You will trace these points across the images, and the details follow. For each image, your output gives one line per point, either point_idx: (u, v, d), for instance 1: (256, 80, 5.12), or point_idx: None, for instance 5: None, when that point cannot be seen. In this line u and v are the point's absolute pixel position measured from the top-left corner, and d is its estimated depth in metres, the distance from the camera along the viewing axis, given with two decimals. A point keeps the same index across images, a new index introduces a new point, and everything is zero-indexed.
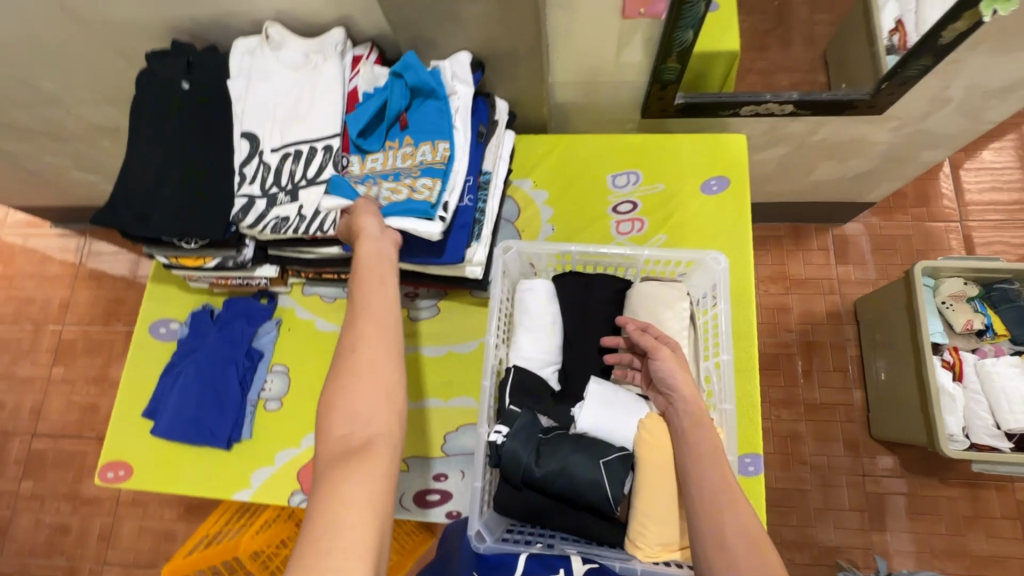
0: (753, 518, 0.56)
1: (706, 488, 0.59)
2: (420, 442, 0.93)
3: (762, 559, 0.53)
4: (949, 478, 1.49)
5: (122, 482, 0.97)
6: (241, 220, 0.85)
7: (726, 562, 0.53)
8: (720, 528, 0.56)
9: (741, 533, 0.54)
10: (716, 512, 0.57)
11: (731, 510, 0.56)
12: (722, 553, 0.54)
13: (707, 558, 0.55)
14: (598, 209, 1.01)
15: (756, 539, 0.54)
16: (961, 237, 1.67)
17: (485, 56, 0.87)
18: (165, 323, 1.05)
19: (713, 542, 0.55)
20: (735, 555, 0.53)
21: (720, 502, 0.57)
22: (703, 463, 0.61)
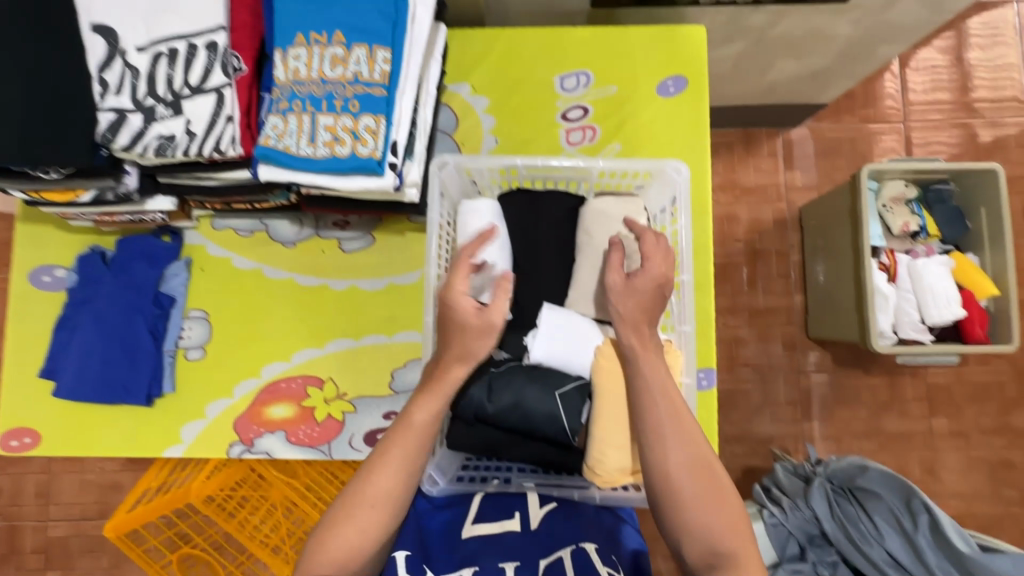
0: (701, 447, 0.56)
1: (653, 422, 0.57)
2: (366, 382, 0.88)
3: (709, 486, 0.54)
4: (871, 368, 1.61)
5: (30, 450, 0.87)
6: (111, 140, 0.69)
7: (675, 494, 0.54)
8: (669, 462, 0.56)
9: (686, 464, 0.55)
10: (662, 447, 0.56)
11: (679, 444, 0.56)
12: (672, 485, 0.55)
13: (657, 490, 0.56)
14: (547, 117, 0.91)
15: (703, 468, 0.55)
16: (903, 138, 1.68)
17: None
18: (49, 271, 0.89)
19: (662, 477, 0.55)
20: (685, 486, 0.54)
21: (669, 435, 0.56)
22: (652, 395, 0.58)
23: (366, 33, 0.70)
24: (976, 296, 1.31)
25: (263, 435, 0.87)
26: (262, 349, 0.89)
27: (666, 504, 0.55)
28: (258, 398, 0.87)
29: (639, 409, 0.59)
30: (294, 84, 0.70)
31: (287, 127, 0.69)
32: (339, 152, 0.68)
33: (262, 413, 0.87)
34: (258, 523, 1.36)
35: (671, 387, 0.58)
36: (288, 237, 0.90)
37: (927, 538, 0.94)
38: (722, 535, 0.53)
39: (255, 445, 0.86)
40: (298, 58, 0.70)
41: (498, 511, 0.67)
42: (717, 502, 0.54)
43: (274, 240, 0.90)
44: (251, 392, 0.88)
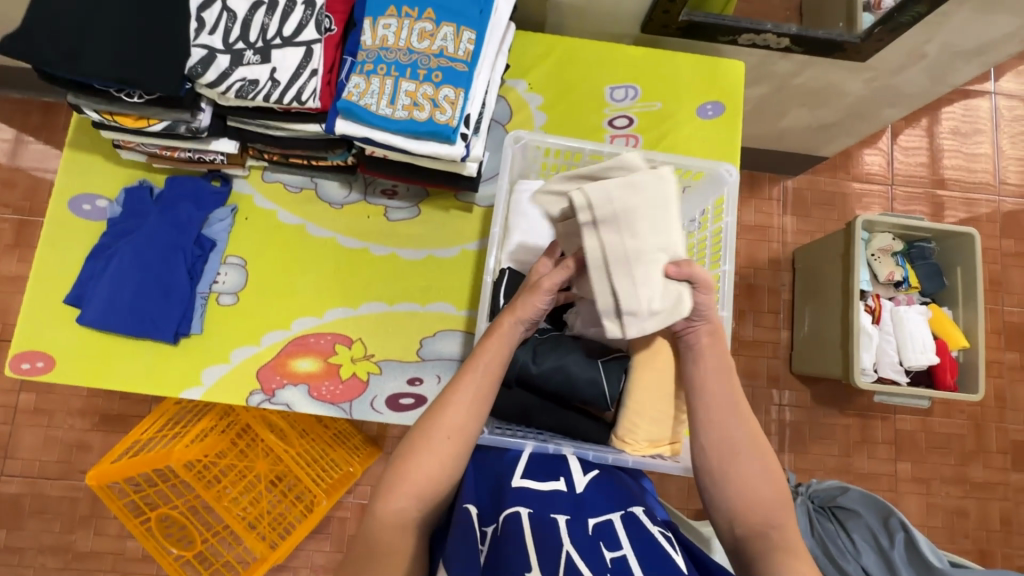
0: (754, 425, 0.61)
1: (716, 402, 0.61)
2: (395, 346, 0.90)
3: (761, 463, 0.60)
4: (846, 409, 1.70)
5: (40, 376, 0.85)
6: (199, 75, 0.72)
7: (736, 465, 0.59)
8: (730, 439, 0.60)
9: (747, 436, 0.61)
10: (724, 423, 0.61)
11: (738, 422, 0.61)
12: (732, 460, 0.60)
13: (716, 464, 0.60)
14: (595, 121, 0.98)
15: (758, 445, 0.61)
16: (888, 200, 1.82)
17: None
18: (90, 200, 0.89)
19: (726, 453, 0.60)
20: (744, 461, 0.60)
21: (727, 414, 0.61)
22: (714, 377, 0.62)
23: (454, 15, 0.75)
24: (949, 345, 1.41)
25: (285, 387, 0.87)
26: (294, 303, 0.90)
27: (729, 478, 0.60)
28: (285, 349, 0.88)
29: (703, 390, 0.62)
30: (382, 50, 0.75)
31: (370, 87, 0.74)
32: (417, 117, 0.73)
33: (287, 365, 0.88)
34: (237, 495, 1.32)
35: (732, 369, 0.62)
36: (336, 198, 0.93)
37: (902, 555, 1.00)
38: (773, 510, 0.58)
39: (275, 396, 0.87)
40: (389, 27, 0.75)
41: (543, 473, 0.63)
42: (767, 474, 0.59)
43: (322, 200, 0.93)
44: (279, 342, 0.88)
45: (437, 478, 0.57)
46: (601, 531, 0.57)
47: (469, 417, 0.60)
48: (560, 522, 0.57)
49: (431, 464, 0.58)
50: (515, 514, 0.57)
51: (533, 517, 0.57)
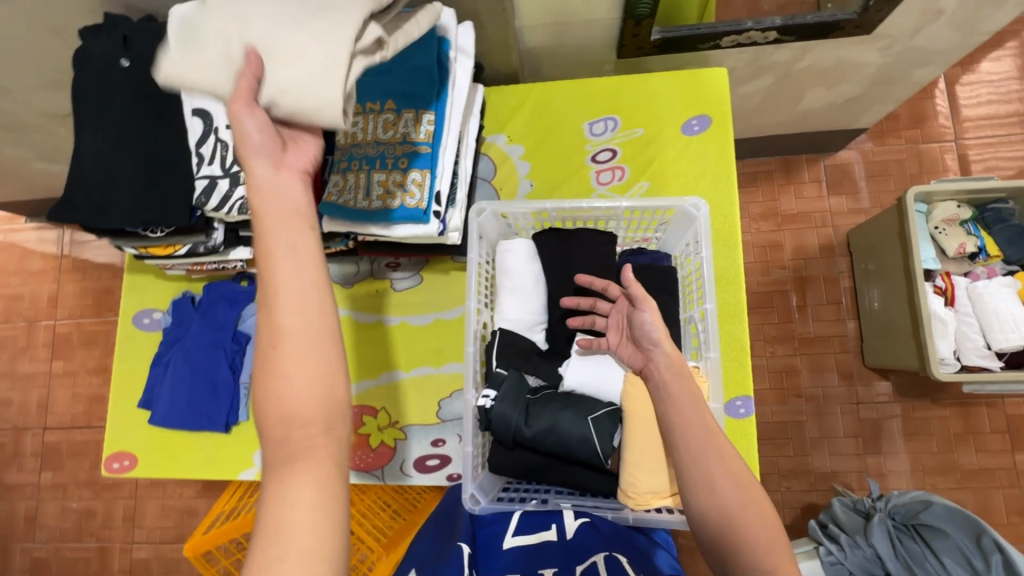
0: (739, 462, 0.59)
1: (692, 441, 0.60)
2: (415, 410, 0.94)
3: (748, 504, 0.57)
4: (940, 399, 1.52)
5: (128, 472, 0.99)
6: (204, 203, 0.82)
7: (716, 509, 0.57)
8: (711, 477, 0.58)
9: (729, 477, 0.58)
10: (702, 461, 0.59)
11: (717, 459, 0.59)
12: (717, 501, 0.57)
13: (701, 508, 0.58)
14: (578, 160, 0.98)
15: (744, 484, 0.58)
16: (956, 157, 1.62)
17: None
18: (148, 314, 1.04)
19: (708, 492, 0.58)
20: (727, 501, 0.57)
21: (706, 452, 0.59)
22: (686, 416, 0.62)
23: (414, 99, 0.80)
24: None
25: None
26: None
27: (707, 521, 0.57)
28: None
29: (677, 431, 0.62)
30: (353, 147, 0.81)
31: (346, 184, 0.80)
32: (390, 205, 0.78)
33: None
34: None
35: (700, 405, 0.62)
36: (346, 279, 1.00)
37: None
38: (763, 554, 0.54)
39: None
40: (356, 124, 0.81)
41: (536, 524, 0.70)
42: (753, 516, 0.56)
43: (334, 282, 1.00)
44: None
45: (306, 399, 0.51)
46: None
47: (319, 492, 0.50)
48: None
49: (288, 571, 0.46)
50: None
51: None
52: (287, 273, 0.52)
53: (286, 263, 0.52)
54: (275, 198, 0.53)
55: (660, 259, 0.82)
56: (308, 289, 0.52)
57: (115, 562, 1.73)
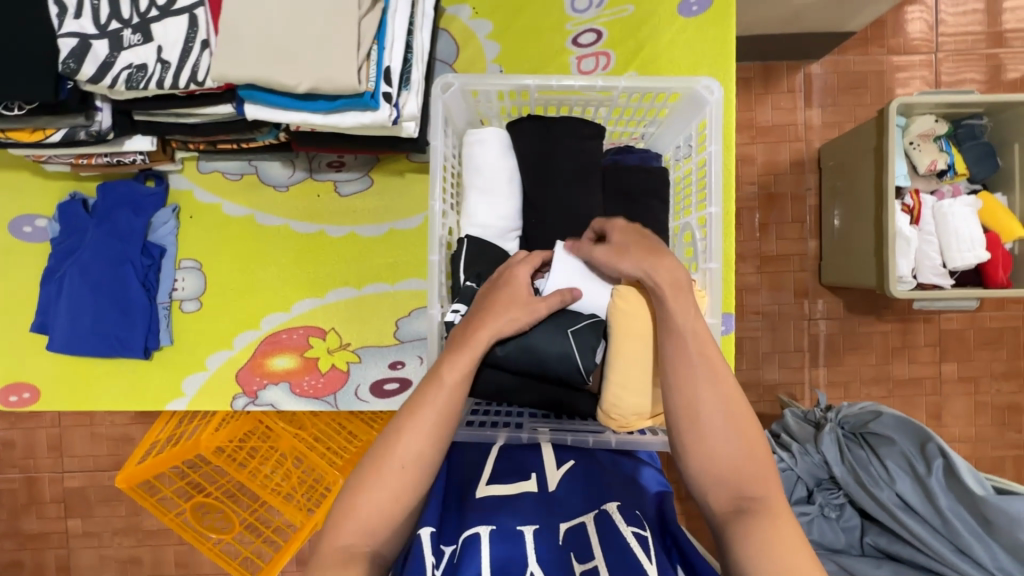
0: (731, 387, 0.54)
1: (681, 366, 0.54)
2: (370, 331, 0.85)
3: (732, 431, 0.52)
4: (884, 315, 1.58)
5: (31, 406, 0.85)
6: (76, 70, 0.62)
7: (699, 432, 0.52)
8: (696, 402, 0.53)
9: (718, 400, 0.53)
10: (691, 387, 0.53)
11: (707, 381, 0.53)
12: (702, 425, 0.52)
13: (681, 432, 0.53)
14: (556, 42, 0.83)
15: (734, 407, 0.53)
16: (932, 70, 1.56)
17: None
18: (29, 221, 0.84)
19: (690, 419, 0.53)
20: (713, 425, 0.52)
21: (695, 376, 0.54)
22: (674, 337, 0.55)
23: None
24: (1000, 238, 1.25)
25: (266, 387, 0.85)
26: (258, 299, 0.85)
27: (688, 445, 0.53)
28: (259, 349, 0.85)
29: (668, 354, 0.55)
30: None
31: None
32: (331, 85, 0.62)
33: (264, 364, 0.85)
34: (269, 474, 1.36)
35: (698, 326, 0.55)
36: (280, 180, 0.85)
37: (940, 481, 0.94)
38: (747, 482, 0.51)
39: (259, 398, 0.85)
40: None
41: (513, 471, 0.58)
42: (740, 441, 0.52)
43: (264, 184, 0.84)
44: (251, 343, 0.85)
45: (404, 507, 0.50)
46: (572, 540, 0.50)
47: (427, 443, 0.52)
48: (528, 533, 0.50)
49: (385, 499, 0.49)
50: (473, 536, 0.50)
51: (495, 533, 0.50)
52: (436, 413, 0.53)
53: (451, 404, 0.54)
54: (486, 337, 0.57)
55: (649, 159, 0.72)
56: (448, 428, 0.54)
57: (46, 492, 1.63)
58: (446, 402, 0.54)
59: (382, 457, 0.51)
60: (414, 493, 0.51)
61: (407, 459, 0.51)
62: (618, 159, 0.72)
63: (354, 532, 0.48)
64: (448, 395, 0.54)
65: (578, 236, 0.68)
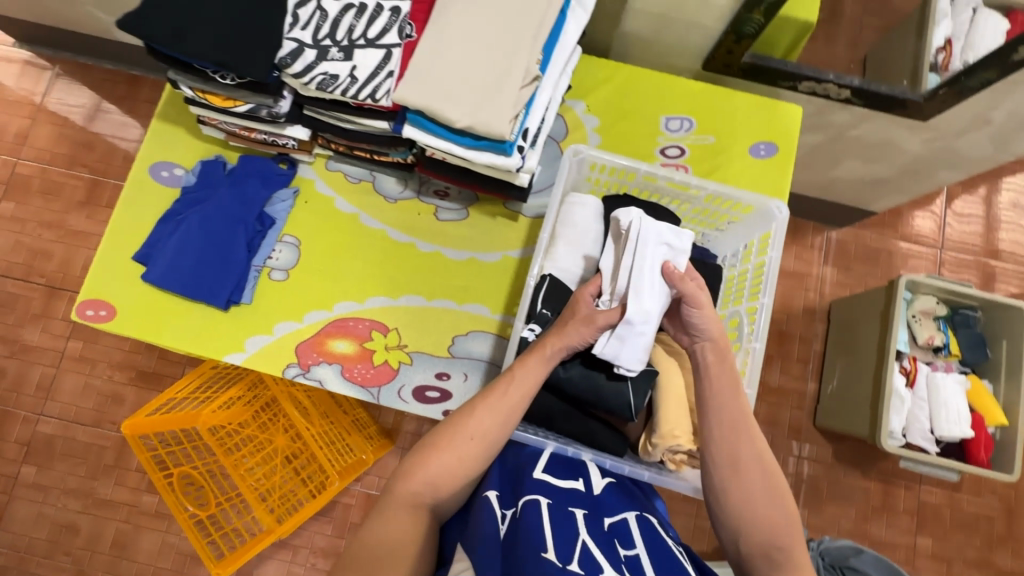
0: (766, 448, 0.62)
1: (727, 420, 0.63)
2: (428, 339, 0.93)
3: (768, 484, 0.60)
4: (869, 471, 1.65)
5: (102, 323, 0.91)
6: (287, 65, 0.78)
7: (739, 481, 0.60)
8: (736, 454, 0.61)
9: (756, 457, 0.61)
10: (734, 440, 0.62)
11: (746, 439, 0.62)
12: (741, 475, 0.60)
13: (723, 480, 0.61)
14: (647, 148, 1.00)
15: (769, 466, 0.61)
16: (935, 263, 1.78)
17: None
18: (168, 167, 0.97)
19: (731, 468, 0.61)
20: (751, 477, 0.60)
21: (737, 431, 0.62)
22: (723, 395, 0.64)
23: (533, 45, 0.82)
24: (985, 420, 1.36)
25: (319, 364, 0.91)
26: (339, 286, 0.95)
27: (727, 491, 0.61)
28: (324, 329, 0.93)
29: (712, 410, 0.64)
30: None
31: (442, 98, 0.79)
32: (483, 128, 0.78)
33: (325, 344, 0.92)
34: (254, 467, 1.36)
35: (737, 387, 0.63)
36: (390, 192, 0.98)
37: None
38: (779, 534, 0.58)
39: (310, 371, 0.91)
40: None
41: (564, 471, 0.65)
42: (774, 496, 0.59)
43: (376, 193, 0.98)
44: (319, 322, 0.93)
45: (466, 472, 0.60)
46: (616, 530, 0.59)
47: (495, 423, 0.62)
48: (578, 515, 0.58)
49: (452, 459, 0.60)
50: (534, 503, 0.57)
51: (552, 506, 0.58)
52: (507, 405, 0.63)
53: (520, 401, 0.63)
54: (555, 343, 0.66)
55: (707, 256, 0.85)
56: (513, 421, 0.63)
57: (15, 430, 1.59)
58: (517, 396, 0.63)
59: (456, 429, 0.61)
60: (475, 466, 0.60)
61: (477, 434, 0.61)
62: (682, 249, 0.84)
63: (424, 484, 0.59)
64: (520, 390, 0.63)
65: None
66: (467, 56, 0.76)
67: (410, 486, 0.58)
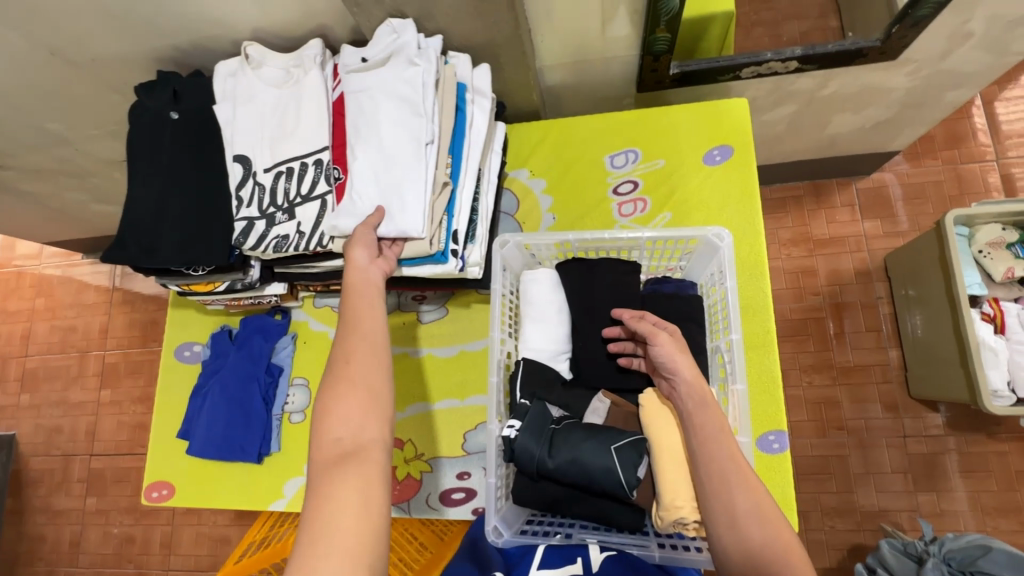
0: (767, 499, 0.57)
1: (716, 472, 0.59)
2: (441, 443, 0.95)
3: (778, 541, 0.54)
4: (997, 433, 1.42)
5: (166, 501, 1.02)
6: (242, 243, 0.86)
7: (743, 543, 0.55)
8: (737, 512, 0.57)
9: (755, 513, 0.56)
10: (727, 494, 0.58)
11: (743, 491, 0.57)
12: (743, 535, 0.56)
13: (730, 543, 0.56)
14: (599, 193, 0.99)
15: (772, 520, 0.56)
16: (1000, 176, 1.56)
17: (490, 55, 0.88)
18: (189, 346, 1.09)
19: (731, 529, 0.57)
20: (754, 536, 0.55)
21: (732, 486, 0.58)
22: (707, 446, 0.61)
23: None
24: None
25: None
26: None
27: (733, 556, 0.56)
28: None
29: (702, 465, 0.61)
30: None
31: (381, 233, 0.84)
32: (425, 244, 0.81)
33: None
34: None
35: (726, 434, 0.61)
36: None
37: None
38: None
39: None
40: None
41: (561, 559, 0.67)
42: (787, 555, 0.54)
43: None
44: None
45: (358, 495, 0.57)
46: None
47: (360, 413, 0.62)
48: None
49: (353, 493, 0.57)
50: None
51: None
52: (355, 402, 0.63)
53: (374, 322, 0.70)
54: (358, 272, 0.74)
55: (686, 287, 0.83)
56: (375, 372, 0.65)
57: None
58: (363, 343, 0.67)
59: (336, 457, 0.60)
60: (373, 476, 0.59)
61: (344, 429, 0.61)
62: (655, 287, 0.83)
63: (337, 429, 0.61)
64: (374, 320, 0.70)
65: (627, 341, 0.77)
66: (380, 183, 0.78)
67: (329, 441, 0.61)
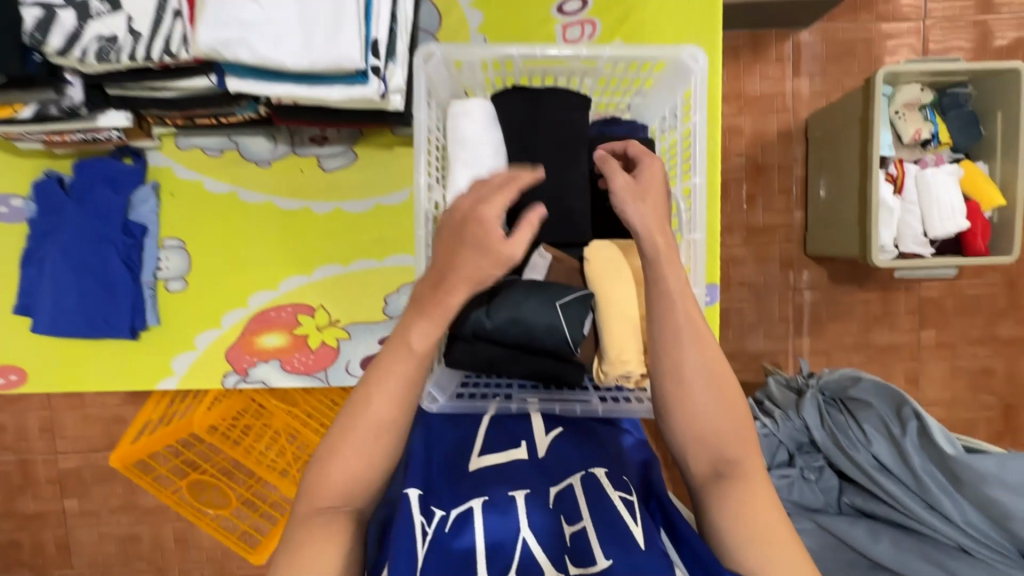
0: (714, 355, 0.56)
1: (668, 330, 0.56)
2: (360, 308, 0.85)
3: (717, 393, 0.55)
4: (867, 284, 1.61)
5: (17, 388, 0.85)
6: (42, 42, 0.61)
7: (686, 397, 0.55)
8: (684, 366, 0.55)
9: (702, 367, 0.55)
10: (676, 351, 0.56)
11: (694, 346, 0.56)
12: (688, 389, 0.55)
13: (673, 396, 0.55)
14: (540, 10, 0.81)
15: (717, 374, 0.55)
16: (919, 38, 1.54)
17: None
18: (4, 201, 0.83)
19: (677, 386, 0.55)
20: (697, 391, 0.55)
21: (682, 343, 0.56)
22: (662, 304, 0.57)
23: None
24: (981, 207, 1.27)
25: (257, 365, 0.85)
26: (248, 277, 0.84)
27: (674, 407, 0.56)
28: (248, 327, 0.84)
29: (653, 321, 0.57)
30: None
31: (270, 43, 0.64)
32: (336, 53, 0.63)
33: (255, 342, 0.84)
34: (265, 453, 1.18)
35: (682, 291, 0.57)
36: (261, 156, 0.83)
37: (914, 443, 0.98)
38: (728, 444, 0.54)
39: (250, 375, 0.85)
40: None
41: (506, 439, 0.66)
42: (724, 404, 0.55)
43: (246, 160, 0.83)
44: (240, 321, 0.84)
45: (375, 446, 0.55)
46: (562, 503, 0.58)
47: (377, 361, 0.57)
48: (519, 499, 0.59)
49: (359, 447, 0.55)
50: (467, 510, 0.58)
51: (488, 504, 0.59)
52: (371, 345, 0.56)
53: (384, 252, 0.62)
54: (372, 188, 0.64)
55: (637, 130, 0.74)
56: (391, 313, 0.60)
57: None
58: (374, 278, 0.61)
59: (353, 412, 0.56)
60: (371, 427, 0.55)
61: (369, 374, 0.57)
62: (603, 129, 0.74)
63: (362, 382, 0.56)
64: None
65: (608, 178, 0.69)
66: None
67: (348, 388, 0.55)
